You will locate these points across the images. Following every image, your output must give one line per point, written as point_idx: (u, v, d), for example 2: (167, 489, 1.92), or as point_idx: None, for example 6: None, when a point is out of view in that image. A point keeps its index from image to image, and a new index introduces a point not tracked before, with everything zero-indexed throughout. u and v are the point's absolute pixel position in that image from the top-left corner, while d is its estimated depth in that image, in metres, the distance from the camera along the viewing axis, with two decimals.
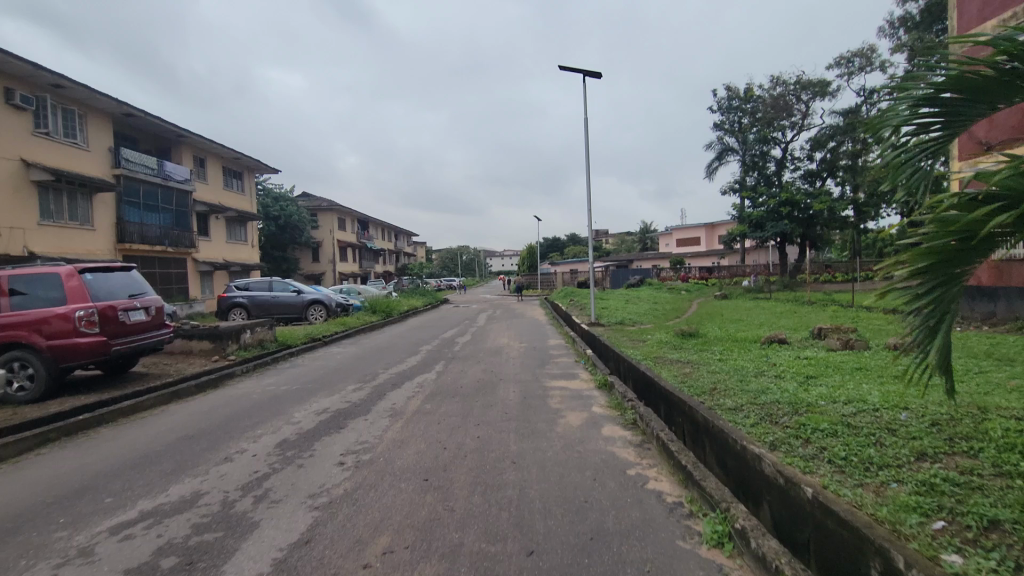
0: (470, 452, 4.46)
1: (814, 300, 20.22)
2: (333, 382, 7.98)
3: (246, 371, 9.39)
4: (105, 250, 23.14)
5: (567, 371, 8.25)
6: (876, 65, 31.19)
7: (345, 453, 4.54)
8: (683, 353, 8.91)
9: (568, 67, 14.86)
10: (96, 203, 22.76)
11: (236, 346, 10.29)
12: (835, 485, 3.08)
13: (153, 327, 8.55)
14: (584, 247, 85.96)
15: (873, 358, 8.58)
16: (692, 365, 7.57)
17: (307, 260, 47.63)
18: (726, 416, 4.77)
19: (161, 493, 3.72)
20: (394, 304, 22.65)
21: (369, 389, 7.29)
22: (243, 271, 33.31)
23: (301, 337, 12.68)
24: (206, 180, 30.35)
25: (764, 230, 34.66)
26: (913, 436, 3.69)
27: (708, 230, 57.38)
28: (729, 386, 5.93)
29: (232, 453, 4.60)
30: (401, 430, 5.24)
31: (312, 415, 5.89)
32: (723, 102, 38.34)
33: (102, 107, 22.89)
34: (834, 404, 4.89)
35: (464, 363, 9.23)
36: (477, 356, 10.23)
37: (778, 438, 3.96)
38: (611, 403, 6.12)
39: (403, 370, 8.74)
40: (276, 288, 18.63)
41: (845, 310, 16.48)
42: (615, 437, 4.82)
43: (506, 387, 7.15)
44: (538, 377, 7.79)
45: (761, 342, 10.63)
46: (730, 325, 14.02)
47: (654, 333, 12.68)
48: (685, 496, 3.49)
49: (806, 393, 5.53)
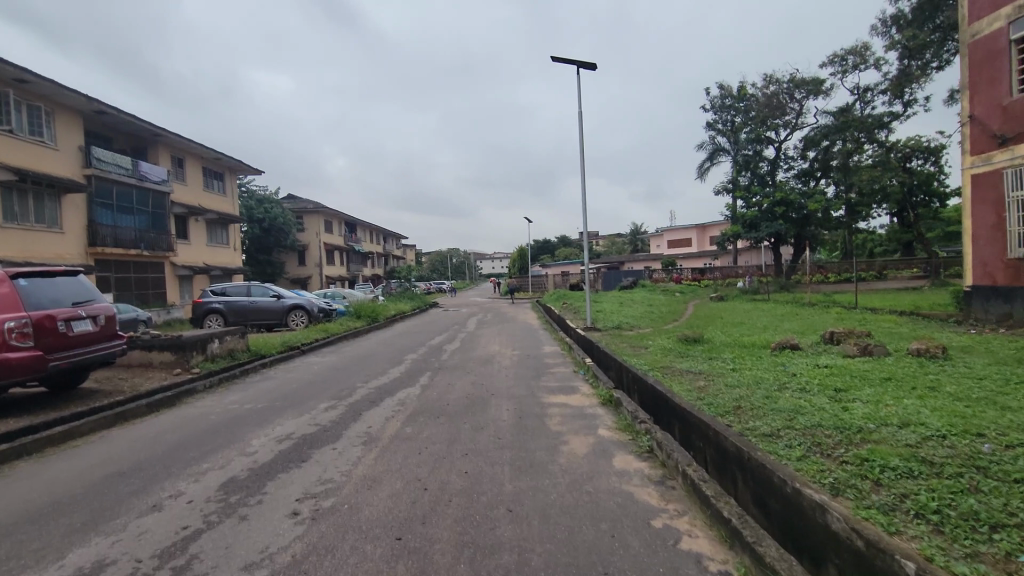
0: (456, 497, 3.64)
1: (814, 301, 19.62)
2: (305, 398, 7.12)
3: (210, 386, 8.51)
4: (76, 254, 22.10)
5: (565, 384, 7.44)
6: (870, 63, 30.78)
7: (302, 497, 3.70)
8: (692, 361, 8.16)
9: (560, 58, 14.09)
10: (66, 205, 21.72)
11: (201, 358, 9.46)
12: (941, 557, 2.33)
13: (103, 339, 7.66)
14: (576, 250, 85.48)
15: (899, 366, 7.86)
16: (706, 377, 6.79)
17: (293, 263, 46.59)
18: (764, 445, 3.98)
19: (54, 562, 2.90)
20: (381, 308, 21.77)
21: (344, 408, 6.44)
22: (225, 275, 32.23)
23: (278, 345, 11.81)
24: (185, 181, 29.26)
25: (758, 230, 33.97)
26: (1017, 479, 2.93)
27: (699, 231, 57.02)
28: (757, 405, 5.14)
29: (163, 498, 3.77)
30: (375, 463, 4.41)
31: (273, 443, 5.04)
32: (716, 100, 37.75)
33: (72, 103, 21.83)
34: (888, 428, 4.11)
35: (452, 375, 8.40)
36: (465, 365, 9.42)
37: (840, 479, 3.18)
38: (619, 425, 5.32)
39: (385, 383, 7.92)
40: (254, 293, 17.69)
41: (850, 312, 15.85)
42: (630, 471, 4.04)
43: (498, 404, 6.34)
44: (534, 391, 6.97)
45: (772, 348, 9.88)
46: (733, 329, 13.33)
47: (654, 339, 11.94)
48: (734, 566, 2.71)
49: (849, 414, 4.74)
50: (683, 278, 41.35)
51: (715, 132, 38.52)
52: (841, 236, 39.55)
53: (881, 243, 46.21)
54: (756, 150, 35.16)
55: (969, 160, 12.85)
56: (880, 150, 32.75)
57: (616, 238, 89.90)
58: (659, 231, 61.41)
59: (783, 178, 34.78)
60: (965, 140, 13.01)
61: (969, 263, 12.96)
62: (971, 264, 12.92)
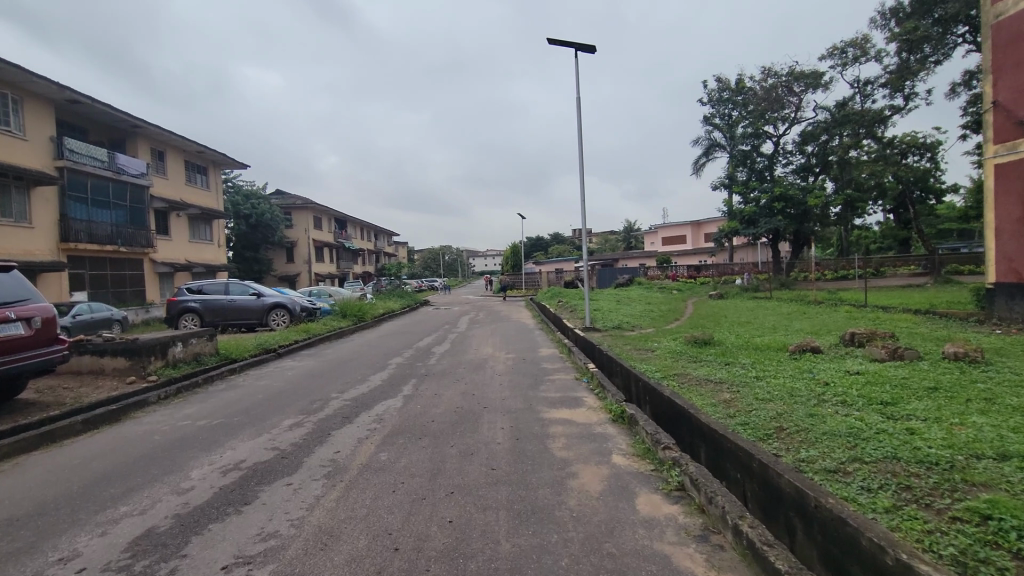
0: (435, 563, 2.74)
1: (820, 299, 18.84)
2: (269, 413, 6.20)
3: (167, 397, 7.55)
4: (46, 250, 21.02)
5: (567, 395, 6.53)
6: (871, 55, 29.91)
7: (231, 564, 2.79)
8: (705, 367, 7.29)
9: (557, 40, 13.16)
10: (35, 197, 20.64)
11: (160, 364, 8.54)
12: None
13: (40, 345, 6.69)
14: (570, 248, 84.66)
15: (939, 373, 6.98)
16: (729, 388, 5.90)
17: (280, 260, 45.42)
18: (832, 486, 3.11)
19: None
20: (368, 307, 20.82)
21: (311, 426, 5.53)
22: (208, 273, 31.10)
23: (252, 348, 10.86)
24: (165, 174, 28.11)
25: (757, 226, 33.26)
26: None
27: (695, 228, 56.46)
28: (803, 426, 4.25)
29: (47, 565, 2.85)
30: (336, 505, 3.51)
31: (216, 478, 4.11)
32: (714, 93, 36.86)
33: (40, 91, 20.71)
34: (990, 464, 3.24)
35: (440, 383, 7.51)
36: (455, 371, 8.52)
37: (967, 553, 2.31)
38: (636, 450, 4.43)
39: (364, 393, 7.02)
40: (232, 291, 16.70)
41: (861, 311, 15.10)
42: (662, 522, 3.16)
43: (491, 421, 5.45)
44: (531, 404, 6.08)
45: (790, 350, 8.99)
46: (740, 330, 12.52)
47: (659, 340, 11.06)
48: None
49: (922, 440, 3.87)
50: (679, 276, 40.56)
51: (713, 126, 37.75)
52: (840, 231, 38.93)
53: (877, 240, 45.66)
54: (753, 145, 34.36)
55: (992, 149, 12.11)
56: (878, 146, 31.98)
57: (610, 236, 89.13)
58: (653, 229, 60.64)
59: (781, 173, 34.03)
60: (988, 129, 12.25)
61: (992, 258, 12.18)
62: (994, 260, 12.15)
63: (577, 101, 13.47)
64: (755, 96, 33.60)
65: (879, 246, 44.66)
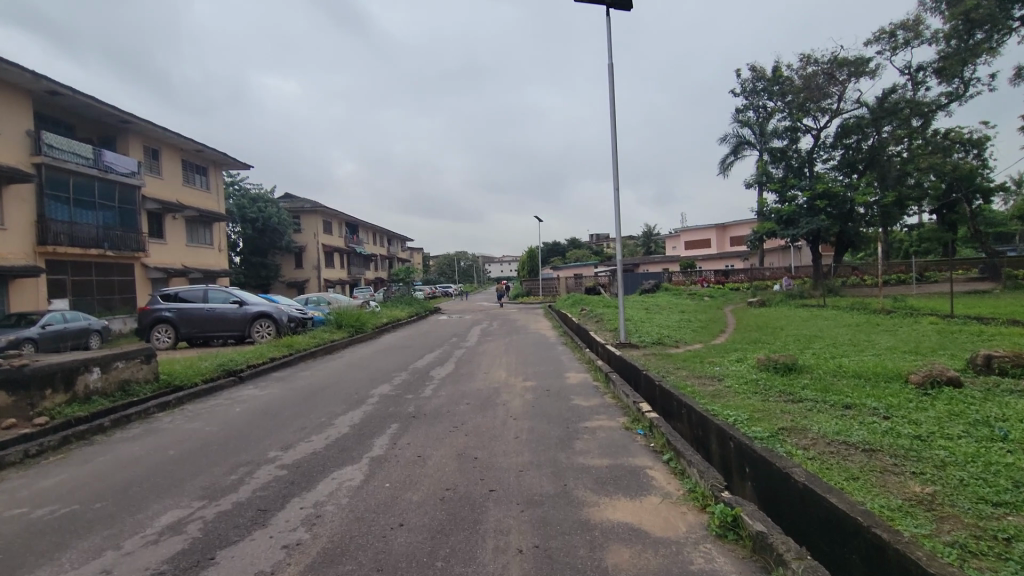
0: None
1: (888, 308, 16.17)
2: (153, 497, 3.91)
3: (42, 452, 5.33)
4: (21, 253, 19.25)
5: (619, 468, 4.14)
6: (925, 38, 27.00)
7: None
8: (823, 417, 4.84)
9: None
10: (9, 196, 18.90)
11: (63, 400, 6.37)
12: None
13: None
14: (589, 253, 82.16)
15: None
16: (902, 471, 3.43)
17: (288, 266, 43.62)
18: None
19: None
20: (370, 317, 18.60)
21: (196, 533, 3.24)
22: (207, 278, 29.22)
23: (207, 370, 8.67)
24: (159, 173, 26.28)
25: (797, 227, 30.25)
26: None
27: (720, 231, 53.80)
28: None
29: None
30: None
31: None
32: (748, 83, 34.48)
33: (15, 81, 19.02)
34: None
35: (433, 435, 5.18)
36: (456, 411, 6.23)
37: None
38: None
39: (318, 453, 4.77)
40: (211, 297, 14.58)
41: (951, 323, 12.48)
42: None
43: (500, 530, 3.11)
44: (567, 488, 3.74)
45: (915, 381, 6.46)
46: (814, 347, 10.06)
47: (720, 362, 8.60)
48: None
49: None
50: (707, 280, 38.02)
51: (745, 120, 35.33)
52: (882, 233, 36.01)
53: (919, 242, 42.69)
54: (790, 140, 31.65)
55: None
56: (924, 142, 29.25)
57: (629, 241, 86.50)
58: (675, 233, 57.94)
59: (822, 169, 31.26)
60: None
61: None
62: None
63: (610, 71, 11.10)
64: (793, 85, 30.71)
65: (921, 250, 41.55)
